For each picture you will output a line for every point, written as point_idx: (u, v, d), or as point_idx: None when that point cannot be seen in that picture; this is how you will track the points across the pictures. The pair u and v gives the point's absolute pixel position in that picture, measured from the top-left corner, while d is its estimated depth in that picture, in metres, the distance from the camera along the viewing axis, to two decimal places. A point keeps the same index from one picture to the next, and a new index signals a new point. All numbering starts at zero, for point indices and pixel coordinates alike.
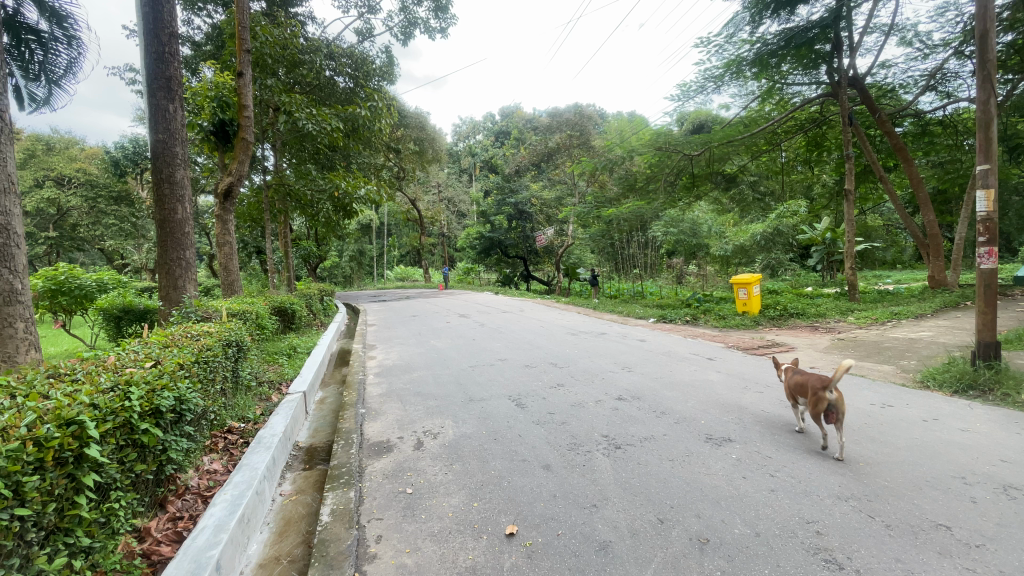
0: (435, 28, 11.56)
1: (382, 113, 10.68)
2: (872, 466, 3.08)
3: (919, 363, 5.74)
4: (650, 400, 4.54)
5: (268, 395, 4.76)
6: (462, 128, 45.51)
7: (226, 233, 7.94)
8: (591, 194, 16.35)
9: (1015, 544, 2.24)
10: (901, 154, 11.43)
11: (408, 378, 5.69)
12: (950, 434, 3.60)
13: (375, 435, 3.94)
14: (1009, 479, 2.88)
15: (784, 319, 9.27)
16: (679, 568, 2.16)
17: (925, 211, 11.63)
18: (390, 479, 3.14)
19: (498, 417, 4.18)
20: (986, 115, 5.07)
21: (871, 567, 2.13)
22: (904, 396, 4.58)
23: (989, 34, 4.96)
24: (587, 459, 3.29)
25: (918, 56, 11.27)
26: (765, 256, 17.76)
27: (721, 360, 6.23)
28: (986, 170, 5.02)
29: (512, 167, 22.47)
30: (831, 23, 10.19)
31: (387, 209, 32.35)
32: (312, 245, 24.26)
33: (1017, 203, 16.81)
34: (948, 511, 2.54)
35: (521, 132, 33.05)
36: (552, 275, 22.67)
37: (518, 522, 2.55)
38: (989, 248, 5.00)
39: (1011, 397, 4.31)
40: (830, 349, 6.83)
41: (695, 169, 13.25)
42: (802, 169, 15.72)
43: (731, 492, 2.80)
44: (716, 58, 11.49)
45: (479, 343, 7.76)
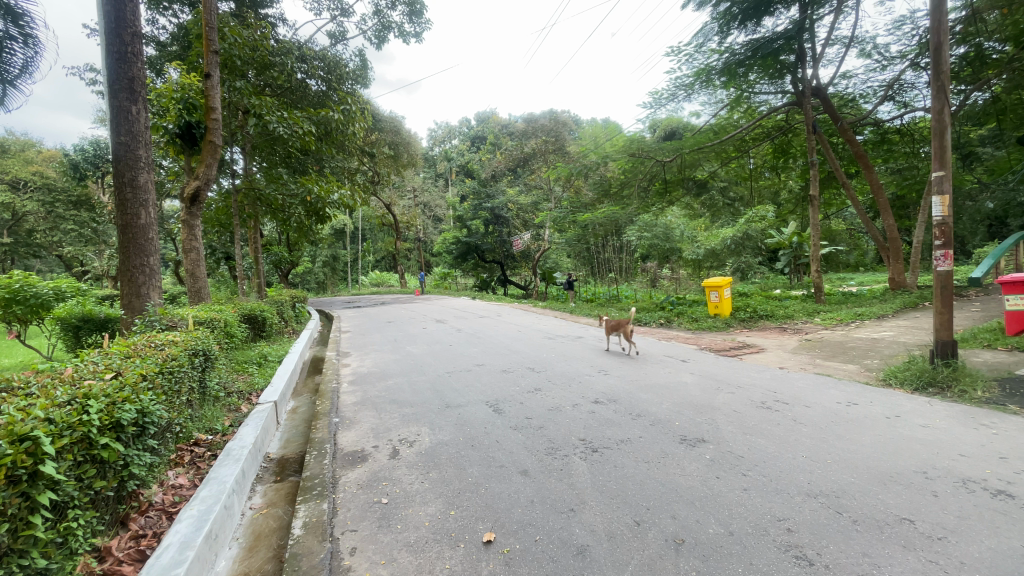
0: (409, 32, 11.49)
1: (355, 116, 10.57)
2: (838, 463, 3.18)
3: (882, 362, 5.97)
4: (626, 403, 4.59)
5: (237, 405, 4.62)
6: (438, 132, 45.13)
7: (193, 238, 7.69)
8: (567, 200, 16.55)
9: (975, 536, 2.33)
10: (862, 160, 11.84)
11: (383, 386, 5.59)
12: (911, 430, 3.74)
13: (350, 444, 3.87)
14: (968, 473, 3.01)
15: (754, 321, 9.52)
16: (655, 569, 2.18)
17: (885, 216, 12.01)
18: (365, 489, 3.08)
19: (475, 423, 4.16)
20: (940, 123, 5.30)
21: (840, 561, 2.19)
22: (867, 394, 4.75)
23: (943, 47, 5.19)
24: (565, 463, 3.30)
25: (876, 66, 11.77)
26: (735, 260, 18.05)
27: (694, 362, 6.34)
28: (941, 177, 5.26)
29: (488, 172, 22.67)
30: (795, 35, 10.46)
31: (360, 214, 31.94)
32: (283, 251, 23.75)
33: (971, 208, 17.67)
34: (912, 506, 2.63)
35: (497, 137, 33.19)
36: (529, 279, 22.77)
37: (495, 529, 2.53)
38: (944, 251, 5.25)
39: (968, 393, 4.52)
40: (798, 349, 7.05)
41: (668, 175, 13.61)
42: (770, 175, 16.20)
43: (705, 493, 2.84)
44: (686, 66, 11.79)
45: (457, 348, 7.70)
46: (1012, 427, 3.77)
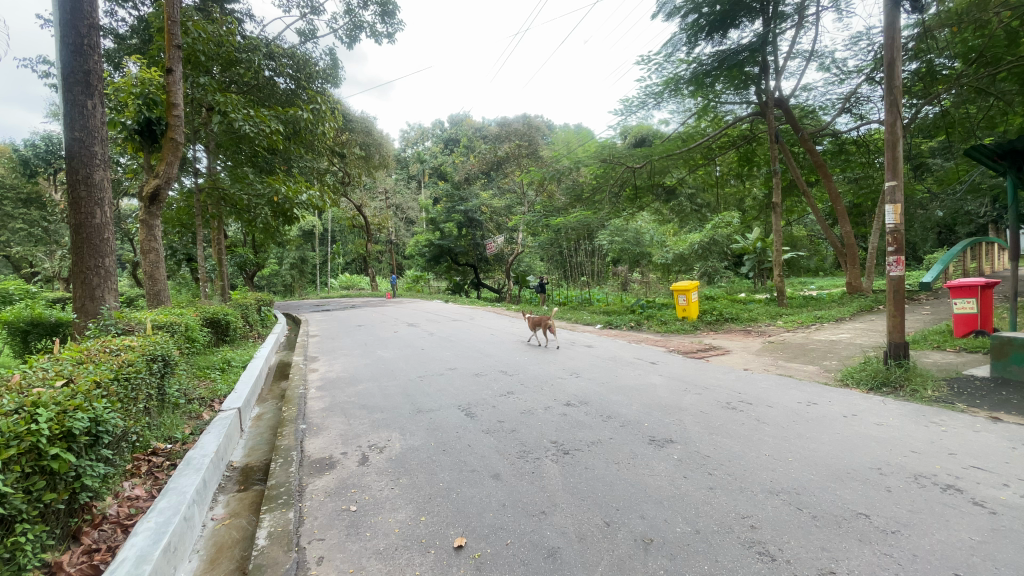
0: (381, 33, 11.36)
1: (325, 115, 10.35)
2: (799, 461, 3.29)
3: (840, 363, 6.22)
4: (597, 405, 4.64)
5: (199, 413, 4.45)
6: (410, 134, 44.63)
7: (152, 239, 7.40)
8: (540, 204, 16.71)
9: (925, 529, 2.46)
10: (822, 170, 12.33)
11: (353, 392, 5.48)
12: (867, 429, 3.91)
13: (318, 451, 3.79)
14: (919, 469, 3.16)
15: (720, 324, 9.79)
16: (625, 569, 2.21)
17: (842, 223, 12.50)
18: (333, 497, 3.01)
19: (447, 427, 4.12)
20: (893, 135, 5.57)
21: (800, 556, 2.27)
22: (826, 394, 4.94)
23: (896, 62, 5.46)
24: (536, 466, 3.31)
25: (834, 80, 12.30)
26: (703, 264, 18.48)
27: (663, 364, 6.48)
28: (893, 187, 5.53)
29: (462, 175, 22.63)
30: (759, 47, 10.82)
31: (330, 215, 31.33)
32: (249, 253, 23.05)
33: (923, 216, 18.59)
34: (868, 501, 2.75)
35: (470, 140, 33.19)
36: (502, 282, 22.79)
37: (466, 534, 2.52)
38: (897, 257, 5.51)
39: (919, 392, 4.76)
40: (762, 351, 7.28)
41: (638, 181, 13.90)
42: (735, 183, 16.70)
43: (673, 492, 2.90)
44: (656, 75, 12.05)
45: (429, 352, 7.64)
46: (959, 424, 3.99)
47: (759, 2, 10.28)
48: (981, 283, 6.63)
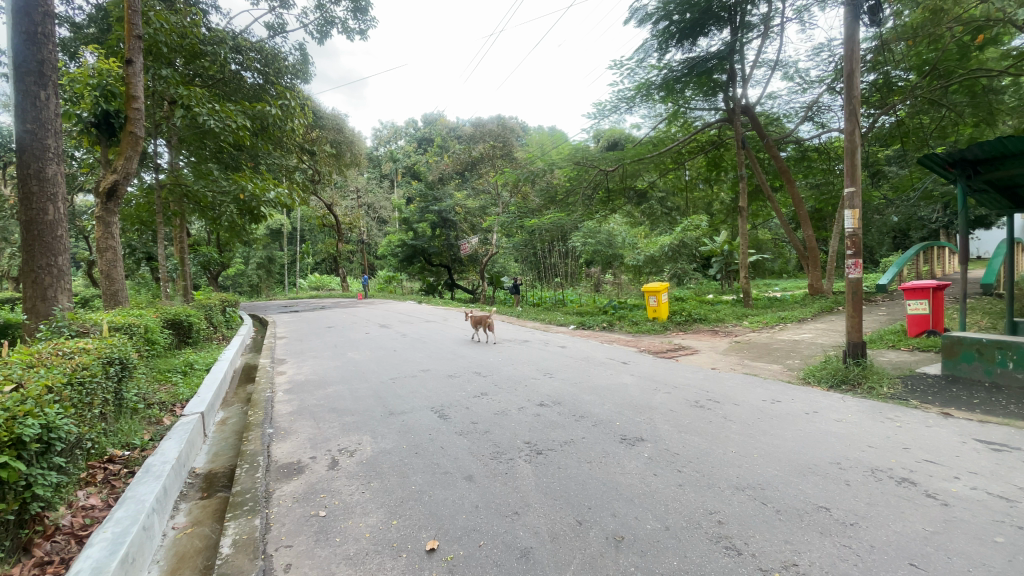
0: (353, 29, 11.19)
1: (294, 112, 10.10)
2: (764, 457, 3.40)
3: (803, 362, 6.44)
4: (570, 405, 4.68)
5: (159, 418, 4.26)
6: (382, 132, 44.02)
7: (109, 237, 7.08)
8: (515, 205, 16.78)
9: (880, 520, 2.57)
10: (785, 175, 12.77)
11: (322, 395, 5.37)
12: (827, 425, 4.07)
13: (285, 455, 3.70)
14: (876, 463, 3.31)
15: (689, 324, 10.02)
16: (597, 567, 2.23)
17: (804, 227, 12.93)
18: (301, 503, 2.94)
19: (419, 430, 4.08)
20: (852, 143, 5.81)
21: (764, 550, 2.34)
22: (789, 392, 5.12)
23: (854, 73, 5.70)
24: (509, 467, 3.31)
25: (798, 89, 12.74)
26: (672, 266, 18.84)
27: (634, 364, 6.59)
28: (851, 193, 5.77)
29: (435, 175, 22.44)
30: (727, 56, 11.14)
31: (299, 214, 30.63)
32: (213, 252, 22.29)
33: (879, 221, 19.45)
34: (828, 494, 2.86)
35: (444, 140, 32.99)
36: (477, 283, 22.73)
37: (438, 537, 2.50)
38: (855, 260, 5.75)
39: (875, 389, 4.98)
40: (729, 351, 7.48)
41: (610, 184, 14.14)
42: (704, 187, 17.11)
43: (644, 489, 2.96)
44: (628, 80, 12.24)
45: (401, 354, 7.55)
46: (913, 420, 4.19)
47: (727, 11, 10.57)
48: (933, 285, 6.98)
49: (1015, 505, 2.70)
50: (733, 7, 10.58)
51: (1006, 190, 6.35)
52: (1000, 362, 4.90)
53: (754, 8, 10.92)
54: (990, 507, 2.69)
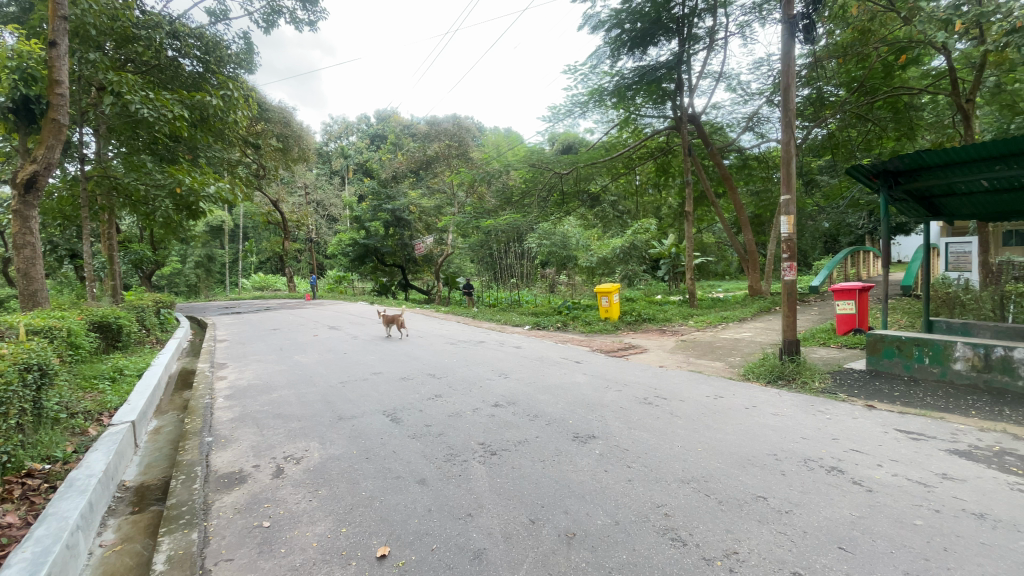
0: (302, 20, 10.76)
1: (238, 103, 9.58)
2: (707, 451, 3.56)
3: (743, 359, 6.79)
4: (524, 404, 4.72)
5: (84, 428, 3.91)
6: (333, 127, 42.49)
7: (27, 232, 6.48)
8: (470, 205, 16.71)
9: (811, 507, 2.76)
10: (728, 182, 13.41)
11: (267, 400, 5.14)
12: (765, 419, 4.31)
13: (226, 465, 3.51)
14: (808, 453, 3.54)
15: (639, 324, 10.33)
16: (549, 565, 2.26)
17: (746, 231, 13.60)
18: (244, 514, 2.81)
19: (371, 434, 3.99)
20: (787, 153, 6.17)
21: (707, 539, 2.45)
22: (731, 387, 5.39)
23: (791, 88, 6.05)
24: (463, 468, 3.30)
25: (740, 100, 13.41)
26: (623, 268, 19.35)
27: (587, 363, 6.72)
28: (787, 201, 6.14)
29: (388, 172, 21.95)
30: (674, 66, 11.59)
31: (242, 211, 29.14)
32: (146, 250, 20.83)
33: (813, 227, 20.77)
34: (765, 484, 3.03)
35: (398, 138, 32.40)
36: (431, 284, 22.49)
37: (389, 543, 2.45)
38: (789, 264, 6.14)
39: (808, 384, 5.33)
40: (676, 349, 7.77)
41: (565, 187, 14.43)
42: (653, 192, 17.67)
43: (595, 486, 3.02)
44: (582, 85, 12.46)
45: (352, 356, 7.35)
46: (840, 412, 4.51)
47: (675, 23, 11.00)
48: (859, 287, 7.54)
49: (930, 490, 2.97)
50: (681, 19, 11.01)
51: (923, 199, 6.95)
52: (918, 357, 5.35)
53: (699, 21, 11.42)
54: (909, 492, 2.94)
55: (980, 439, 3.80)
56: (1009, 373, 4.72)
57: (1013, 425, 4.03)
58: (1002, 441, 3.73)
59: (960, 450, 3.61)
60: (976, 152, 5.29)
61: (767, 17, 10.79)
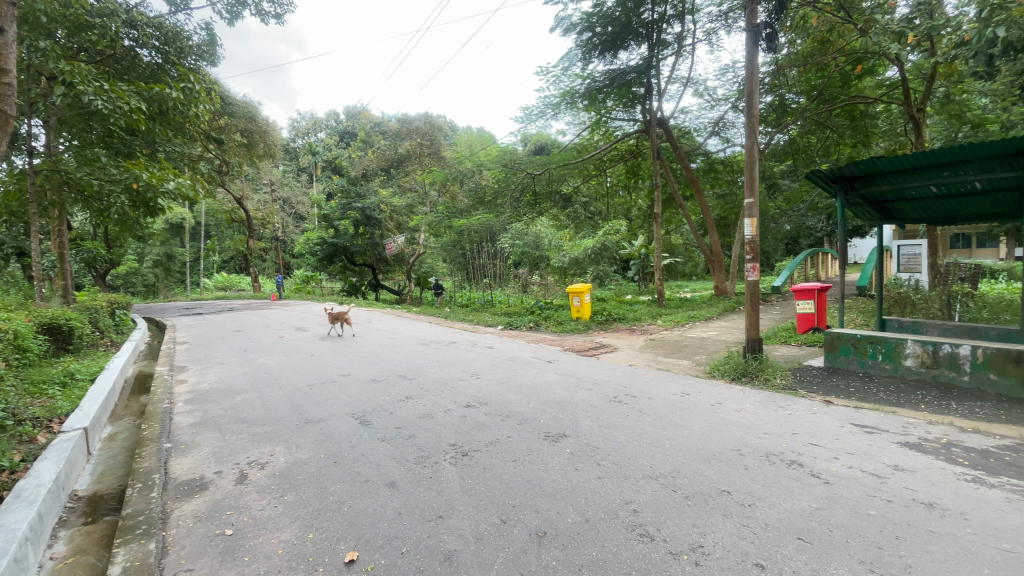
0: (268, 12, 10.46)
1: (199, 96, 9.23)
2: (674, 447, 3.64)
3: (709, 358, 6.97)
4: (496, 405, 4.72)
5: (32, 435, 3.67)
6: (300, 122, 41.40)
7: None
8: (443, 205, 16.57)
9: (772, 500, 2.86)
10: (695, 185, 13.74)
11: (230, 404, 4.98)
12: (730, 415, 4.45)
13: (185, 472, 3.39)
14: (770, 448, 3.67)
15: (609, 323, 10.49)
16: (520, 564, 2.27)
17: (712, 233, 13.95)
18: (205, 522, 2.72)
19: (339, 437, 3.92)
20: (751, 157, 6.37)
21: (674, 534, 2.51)
22: (697, 385, 5.53)
23: (754, 94, 6.26)
24: (434, 470, 3.27)
25: (707, 105, 13.77)
26: (595, 268, 19.56)
27: (558, 362, 6.78)
28: (750, 204, 6.35)
29: (358, 170, 21.56)
30: (644, 70, 11.81)
31: (204, 208, 28.11)
32: (101, 248, 19.85)
33: (775, 229, 21.51)
34: (729, 479, 3.13)
35: (368, 135, 31.86)
36: (403, 283, 22.24)
37: (358, 547, 2.42)
38: (753, 264, 6.34)
39: (770, 381, 5.52)
40: (645, 348, 7.92)
41: (537, 188, 14.51)
42: (624, 194, 17.96)
43: (565, 484, 3.05)
44: (553, 87, 12.49)
45: (320, 358, 7.20)
46: (800, 407, 4.69)
47: (645, 28, 11.22)
48: (817, 287, 7.85)
49: (883, 481, 3.12)
50: (650, 25, 11.23)
51: (877, 204, 7.30)
52: (872, 354, 5.61)
53: (668, 27, 11.66)
54: (864, 484, 3.08)
55: (929, 431, 4.02)
56: (955, 369, 4.98)
57: (958, 418, 4.27)
58: (948, 434, 3.96)
59: (911, 442, 3.80)
60: (925, 159, 5.58)
61: (733, 24, 11.10)
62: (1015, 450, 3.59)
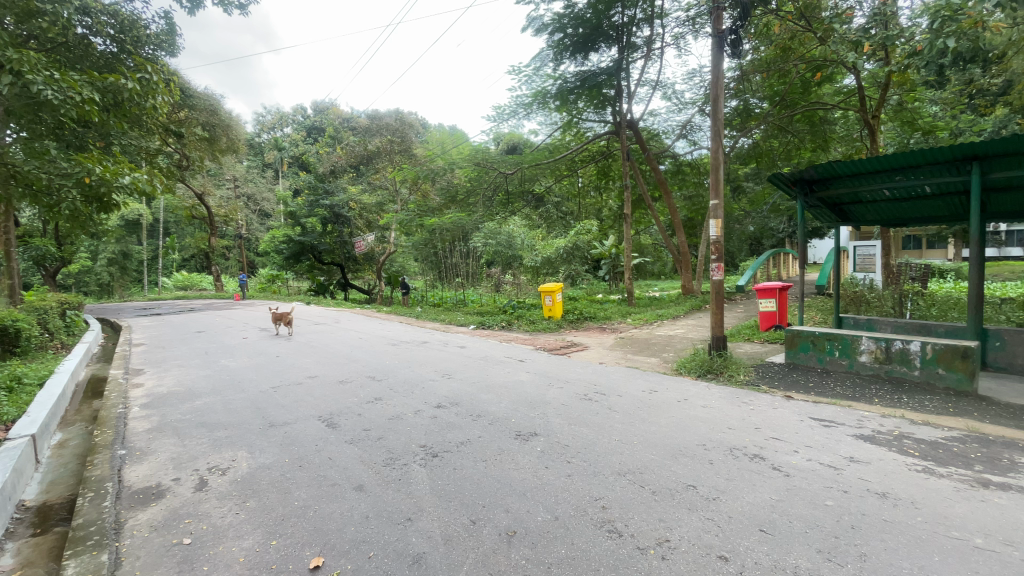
0: (231, 3, 10.09)
1: (157, 88, 8.83)
2: (642, 443, 3.71)
3: (676, 355, 7.13)
4: (467, 404, 4.70)
5: None
6: (266, 117, 40.17)
7: None
8: (414, 203, 16.37)
9: (735, 493, 2.94)
10: (663, 187, 13.99)
11: (189, 408, 4.80)
12: (696, 411, 4.56)
13: (141, 479, 3.24)
14: (734, 442, 3.77)
15: (580, 322, 10.60)
16: (490, 565, 2.27)
17: (680, 234, 14.21)
18: (162, 531, 2.61)
19: (305, 441, 3.83)
20: (716, 160, 6.55)
21: (641, 529, 2.56)
22: (665, 382, 5.65)
23: (719, 99, 6.43)
24: (403, 472, 3.24)
25: (674, 108, 14.06)
26: (567, 268, 19.64)
27: (530, 361, 6.81)
28: (715, 205, 6.53)
29: (326, 166, 21.08)
30: (615, 72, 11.95)
31: (162, 204, 26.97)
32: (49, 246, 18.80)
33: (740, 230, 22.18)
34: (695, 473, 3.20)
35: (337, 131, 31.21)
36: (373, 283, 21.89)
37: (324, 553, 2.37)
38: (717, 264, 6.51)
39: (734, 377, 5.69)
40: (615, 346, 8.04)
41: (509, 187, 14.54)
42: (595, 195, 18.15)
43: (535, 483, 3.07)
44: (525, 87, 12.49)
45: (287, 359, 7.02)
46: (763, 402, 4.85)
47: (615, 31, 11.39)
48: (779, 286, 8.14)
49: (839, 472, 3.25)
50: (620, 28, 11.42)
51: (834, 206, 7.60)
52: (829, 350, 5.85)
53: (638, 30, 11.85)
54: (821, 475, 3.21)
55: (882, 424, 4.21)
56: (906, 365, 5.22)
57: (909, 411, 4.50)
58: (900, 426, 4.16)
59: (866, 434, 3.98)
60: (879, 164, 5.84)
61: (700, 30, 11.35)
62: (961, 441, 3.81)
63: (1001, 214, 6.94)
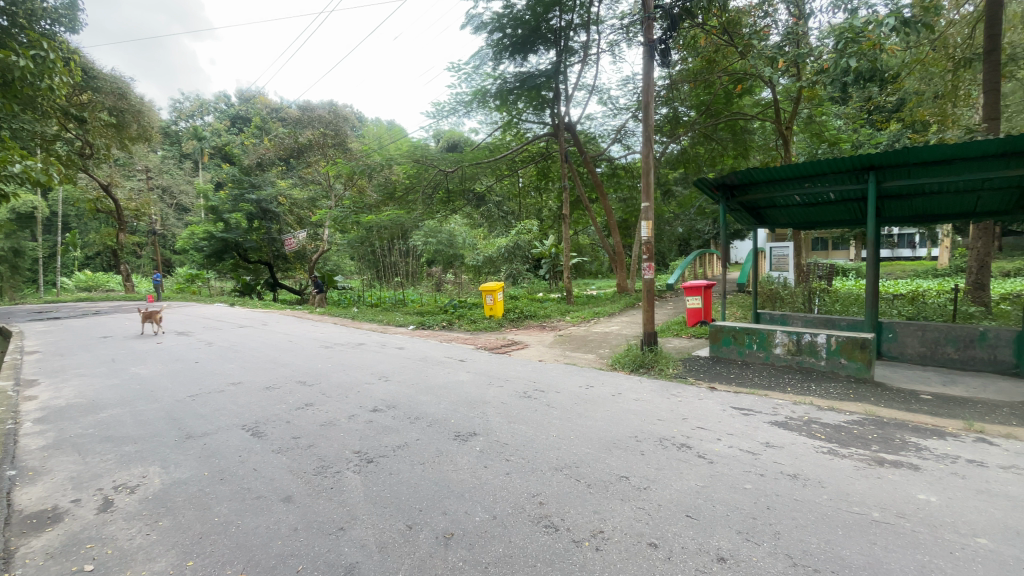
0: None
1: (54, 67, 7.87)
2: (578, 438, 3.81)
3: (611, 351, 7.38)
4: (405, 407, 4.62)
5: None
6: (184, 104, 37.30)
7: None
8: (350, 199, 15.83)
9: (664, 482, 3.09)
10: (600, 189, 14.31)
11: (92, 421, 4.35)
12: (629, 404, 4.75)
13: (33, 503, 2.90)
14: (663, 433, 3.97)
15: (520, 321, 10.71)
16: (425, 568, 2.24)
17: (615, 235, 14.47)
18: (59, 558, 2.35)
19: (228, 451, 3.60)
20: (648, 164, 6.84)
21: (577, 522, 2.62)
22: (600, 377, 5.84)
23: (650, 106, 6.72)
24: (336, 480, 3.12)
25: (610, 113, 14.55)
26: (508, 266, 19.08)
27: (470, 361, 6.80)
28: (647, 207, 6.85)
29: (254, 159, 19.91)
30: (553, 75, 12.17)
31: (60, 196, 24.23)
32: None
33: (670, 232, 23.32)
34: (626, 465, 3.33)
35: (265, 122, 29.52)
36: (305, 282, 20.94)
37: (248, 570, 2.23)
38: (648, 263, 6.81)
39: (664, 370, 5.99)
40: (553, 344, 8.20)
41: (449, 185, 14.45)
42: (534, 195, 18.42)
43: (473, 483, 3.06)
44: (466, 84, 12.47)
45: (208, 365, 6.55)
46: (690, 394, 5.14)
47: (553, 34, 11.62)
48: (703, 284, 8.65)
49: (756, 457, 3.51)
50: (558, 31, 11.65)
51: (753, 210, 8.18)
52: (748, 344, 6.30)
53: (575, 35, 12.11)
54: (741, 460, 3.45)
55: (794, 410, 4.59)
56: (814, 355, 5.71)
57: (817, 398, 4.93)
58: (810, 412, 4.55)
59: (780, 421, 4.32)
60: (791, 171, 6.35)
61: (633, 39, 11.83)
62: (860, 424, 4.22)
63: (894, 218, 7.75)
